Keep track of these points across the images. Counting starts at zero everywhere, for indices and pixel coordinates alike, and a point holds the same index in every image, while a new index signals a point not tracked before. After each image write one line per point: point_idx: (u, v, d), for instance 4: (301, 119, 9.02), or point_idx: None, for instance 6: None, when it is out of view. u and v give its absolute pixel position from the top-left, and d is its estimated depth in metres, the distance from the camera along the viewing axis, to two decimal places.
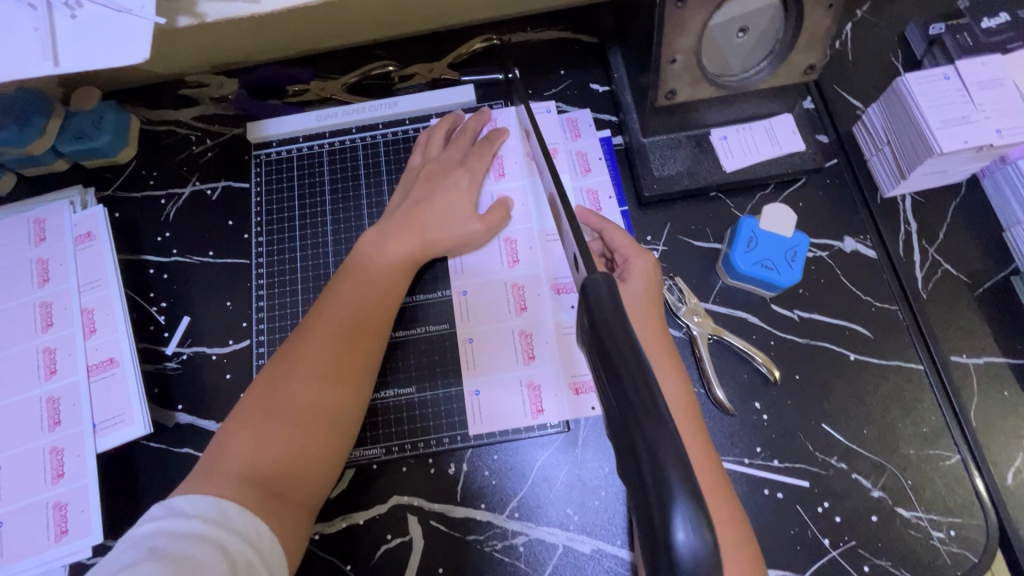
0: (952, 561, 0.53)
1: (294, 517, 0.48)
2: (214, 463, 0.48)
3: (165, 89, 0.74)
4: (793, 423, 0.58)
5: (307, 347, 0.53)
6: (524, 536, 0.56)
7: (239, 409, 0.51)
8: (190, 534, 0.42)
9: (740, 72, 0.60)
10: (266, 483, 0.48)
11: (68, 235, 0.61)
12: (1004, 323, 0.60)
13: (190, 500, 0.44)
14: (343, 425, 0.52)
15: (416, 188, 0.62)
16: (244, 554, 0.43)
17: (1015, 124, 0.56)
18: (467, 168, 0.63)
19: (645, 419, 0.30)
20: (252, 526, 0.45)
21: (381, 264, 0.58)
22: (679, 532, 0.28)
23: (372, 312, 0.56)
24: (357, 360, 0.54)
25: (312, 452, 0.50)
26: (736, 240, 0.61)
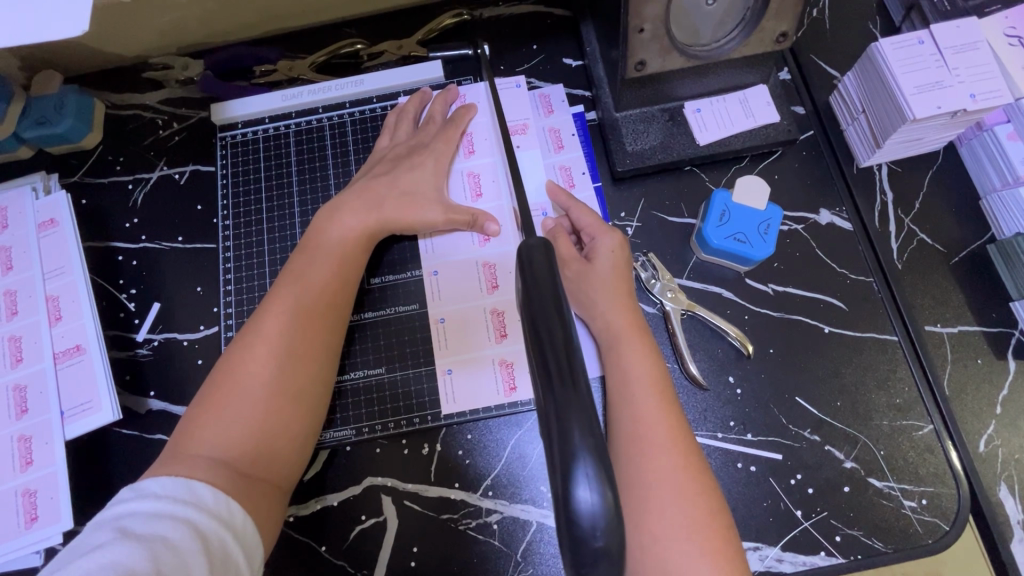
0: (923, 530, 0.53)
1: (267, 498, 0.49)
2: (180, 447, 0.48)
3: (129, 72, 0.72)
4: (767, 396, 0.58)
5: (271, 329, 0.52)
6: (498, 514, 0.56)
7: (199, 395, 0.51)
8: (163, 514, 0.41)
9: (711, 41, 0.58)
10: (236, 465, 0.48)
11: (31, 221, 0.60)
12: (980, 292, 0.59)
13: (159, 481, 0.43)
14: (309, 406, 0.52)
15: (381, 168, 0.61)
16: (216, 533, 0.42)
17: (990, 88, 0.55)
18: (433, 150, 0.62)
19: (556, 374, 0.27)
20: (224, 506, 0.44)
21: (347, 245, 0.57)
22: (581, 489, 0.25)
23: (337, 294, 0.56)
24: (322, 341, 0.54)
25: (277, 431, 0.50)
26: (709, 214, 0.60)
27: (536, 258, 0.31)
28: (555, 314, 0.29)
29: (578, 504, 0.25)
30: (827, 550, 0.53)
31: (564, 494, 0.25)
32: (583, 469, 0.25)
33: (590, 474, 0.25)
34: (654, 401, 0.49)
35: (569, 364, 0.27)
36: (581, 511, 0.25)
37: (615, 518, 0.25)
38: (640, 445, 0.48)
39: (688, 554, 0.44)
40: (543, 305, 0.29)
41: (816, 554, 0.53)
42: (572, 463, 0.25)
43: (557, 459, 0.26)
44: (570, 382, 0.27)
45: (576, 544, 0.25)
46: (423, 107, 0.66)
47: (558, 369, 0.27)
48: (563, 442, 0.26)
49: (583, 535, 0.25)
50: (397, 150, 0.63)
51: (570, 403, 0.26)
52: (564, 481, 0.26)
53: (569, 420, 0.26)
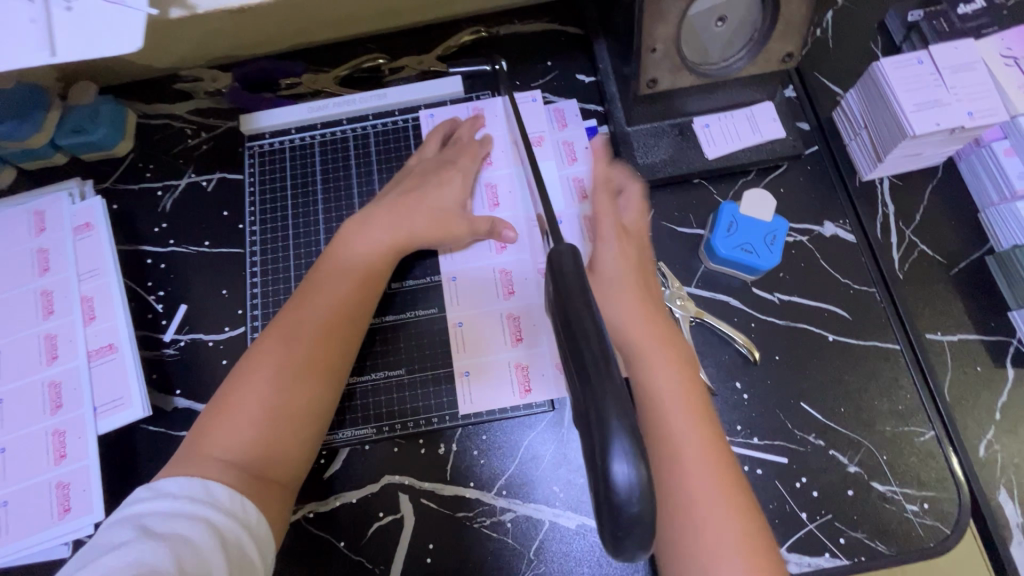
0: (925, 533, 0.55)
1: (277, 500, 0.50)
2: (197, 446, 0.49)
3: (161, 83, 0.76)
4: (773, 401, 0.59)
5: (290, 338, 0.55)
6: (512, 513, 0.58)
7: (216, 398, 0.53)
8: (181, 514, 0.44)
9: (720, 60, 0.61)
10: (249, 467, 0.49)
11: (67, 225, 0.63)
12: (979, 302, 0.61)
13: (178, 482, 0.46)
14: (322, 412, 0.54)
15: (405, 185, 0.64)
16: (233, 531, 0.45)
17: (987, 105, 0.57)
18: (460, 167, 0.65)
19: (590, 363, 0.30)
20: (238, 505, 0.47)
21: (367, 258, 0.60)
22: (618, 466, 0.28)
23: (355, 305, 0.58)
24: (338, 350, 0.56)
25: (288, 436, 0.52)
26: (716, 225, 0.62)
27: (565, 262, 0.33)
28: (587, 314, 0.31)
29: (616, 479, 0.28)
30: (832, 551, 0.55)
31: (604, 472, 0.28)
32: (619, 449, 0.28)
33: (623, 453, 0.28)
34: (684, 413, 0.50)
35: (603, 357, 0.30)
36: (618, 486, 0.28)
37: (647, 493, 0.28)
38: (671, 451, 0.48)
39: (728, 548, 0.45)
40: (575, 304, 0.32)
41: (821, 555, 0.55)
42: (609, 440, 0.28)
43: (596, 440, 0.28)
44: (604, 372, 0.29)
45: (612, 516, 0.28)
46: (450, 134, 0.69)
47: (594, 365, 0.30)
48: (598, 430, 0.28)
49: (620, 506, 0.28)
50: (425, 166, 0.65)
51: (607, 390, 0.29)
52: (601, 461, 0.28)
53: (606, 405, 0.28)
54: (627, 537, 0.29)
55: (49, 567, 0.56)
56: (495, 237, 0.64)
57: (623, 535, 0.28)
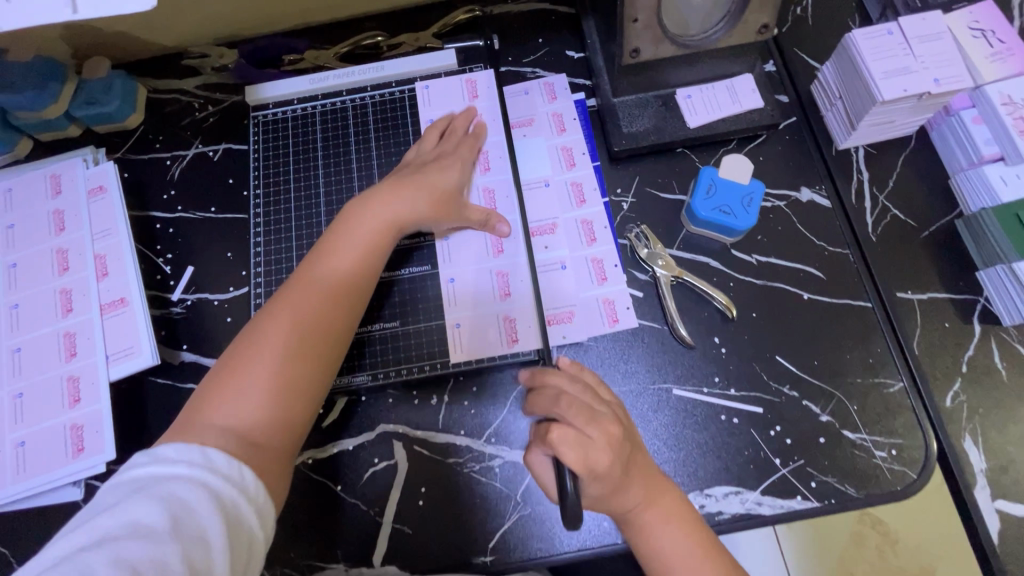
0: (892, 477, 0.58)
1: (277, 471, 0.49)
2: (195, 419, 0.49)
3: (170, 60, 0.79)
4: (749, 354, 0.62)
5: (292, 311, 0.54)
6: (500, 459, 0.61)
7: (214, 371, 0.52)
8: (181, 477, 0.43)
9: (700, 32, 0.64)
10: (249, 437, 0.49)
11: (81, 188, 0.67)
12: (948, 262, 0.64)
13: (175, 447, 0.44)
14: (320, 382, 0.54)
15: (409, 171, 0.63)
16: (231, 498, 0.44)
17: (953, 72, 0.60)
18: (458, 157, 0.65)
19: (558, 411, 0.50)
20: (238, 473, 0.45)
21: (371, 234, 0.59)
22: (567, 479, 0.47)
23: (356, 277, 0.57)
24: (337, 322, 0.55)
25: (289, 408, 0.51)
26: (696, 188, 0.65)
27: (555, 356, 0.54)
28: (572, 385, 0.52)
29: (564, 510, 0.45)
30: (803, 494, 0.58)
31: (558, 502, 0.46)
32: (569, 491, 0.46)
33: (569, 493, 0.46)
34: (662, 509, 0.52)
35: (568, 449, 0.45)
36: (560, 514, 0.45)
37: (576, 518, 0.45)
38: (654, 544, 0.52)
39: None
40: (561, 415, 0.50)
41: (793, 498, 0.58)
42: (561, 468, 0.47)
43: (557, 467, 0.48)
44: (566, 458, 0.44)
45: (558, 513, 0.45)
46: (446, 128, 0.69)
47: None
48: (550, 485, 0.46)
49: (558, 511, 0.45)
50: (425, 159, 0.65)
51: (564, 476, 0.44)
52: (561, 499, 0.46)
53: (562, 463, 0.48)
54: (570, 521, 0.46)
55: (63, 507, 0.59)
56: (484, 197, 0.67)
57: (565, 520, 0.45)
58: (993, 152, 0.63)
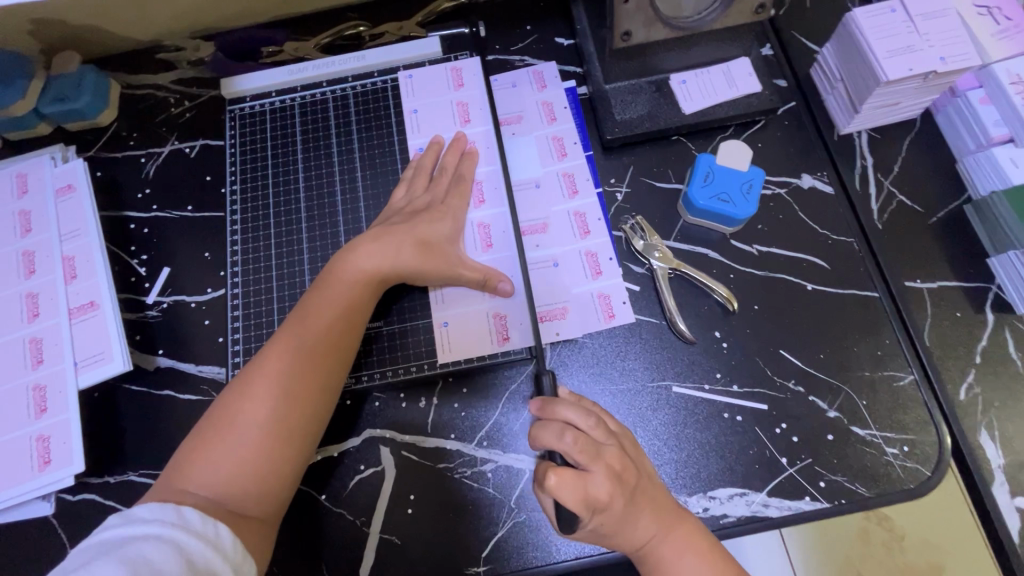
0: (905, 475, 0.55)
1: (256, 538, 0.49)
2: (174, 481, 0.48)
3: (144, 55, 0.77)
4: (751, 349, 0.60)
5: (275, 368, 0.53)
6: (492, 463, 0.58)
7: (200, 425, 0.52)
8: (149, 536, 0.42)
9: (694, 13, 0.61)
10: (226, 503, 0.48)
11: (49, 187, 0.64)
12: (958, 249, 0.62)
13: (147, 506, 0.43)
14: (303, 444, 0.53)
15: (398, 219, 0.61)
16: (204, 555, 0.43)
17: (959, 51, 0.58)
18: (449, 204, 0.62)
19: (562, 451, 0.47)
20: (212, 529, 0.44)
21: (354, 287, 0.57)
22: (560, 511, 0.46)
23: (339, 339, 0.56)
24: (320, 385, 0.54)
25: (270, 468, 0.51)
26: (693, 176, 0.63)
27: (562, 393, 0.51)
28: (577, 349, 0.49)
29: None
30: (812, 495, 0.55)
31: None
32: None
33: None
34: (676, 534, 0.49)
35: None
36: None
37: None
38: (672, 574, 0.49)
39: None
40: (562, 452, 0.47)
41: (801, 499, 0.55)
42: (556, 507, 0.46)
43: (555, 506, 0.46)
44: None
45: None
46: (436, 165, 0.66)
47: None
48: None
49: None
50: (414, 206, 0.62)
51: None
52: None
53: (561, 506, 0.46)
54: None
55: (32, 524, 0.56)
56: (471, 191, 0.64)
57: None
58: (1002, 133, 0.60)
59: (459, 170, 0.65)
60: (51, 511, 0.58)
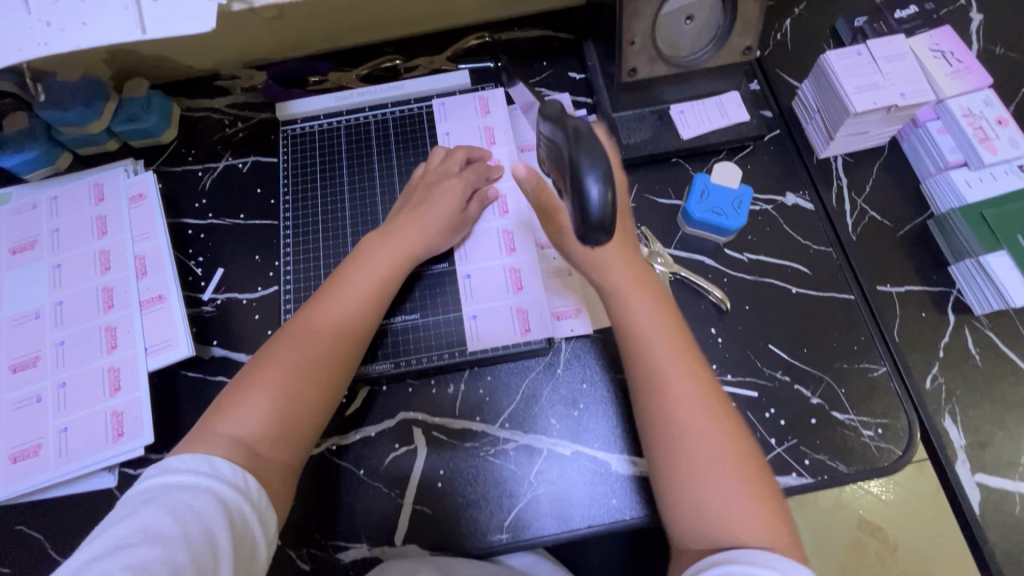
0: (880, 454, 0.62)
1: (279, 481, 0.54)
2: (213, 423, 0.53)
3: (202, 82, 0.86)
4: (743, 344, 0.67)
5: (315, 327, 0.60)
6: (514, 442, 0.65)
7: (241, 374, 0.57)
8: (191, 486, 0.48)
9: (690, 53, 0.71)
10: (256, 448, 0.53)
11: (123, 195, 0.72)
12: (923, 258, 0.70)
13: (181, 457, 0.49)
14: (328, 401, 0.59)
15: (414, 196, 0.70)
16: (237, 503, 0.49)
17: (917, 88, 0.67)
18: (460, 178, 0.70)
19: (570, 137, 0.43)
20: (242, 479, 0.50)
21: (385, 264, 0.65)
22: (590, 190, 0.41)
23: (369, 310, 0.63)
24: (351, 350, 0.61)
25: (299, 420, 0.56)
26: (690, 193, 0.72)
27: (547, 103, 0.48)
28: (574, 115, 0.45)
29: (587, 193, 0.41)
30: (798, 471, 0.62)
31: (583, 195, 0.41)
32: (593, 178, 0.41)
33: (594, 177, 0.40)
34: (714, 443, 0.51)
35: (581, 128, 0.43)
36: (589, 197, 0.41)
37: (610, 209, 0.41)
38: (686, 489, 0.50)
39: (723, 491, 0.49)
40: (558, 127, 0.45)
41: (789, 475, 0.62)
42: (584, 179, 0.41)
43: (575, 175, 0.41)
44: (584, 137, 0.42)
45: (585, 222, 0.41)
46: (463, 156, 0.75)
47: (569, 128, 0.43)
48: (575, 164, 0.41)
49: (593, 218, 0.41)
50: (428, 179, 0.71)
51: (581, 144, 0.42)
52: (580, 187, 0.42)
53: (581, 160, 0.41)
54: (597, 235, 0.42)
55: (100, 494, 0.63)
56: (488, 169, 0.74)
57: (592, 232, 0.42)
58: (957, 158, 0.70)
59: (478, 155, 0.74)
60: (114, 484, 0.64)
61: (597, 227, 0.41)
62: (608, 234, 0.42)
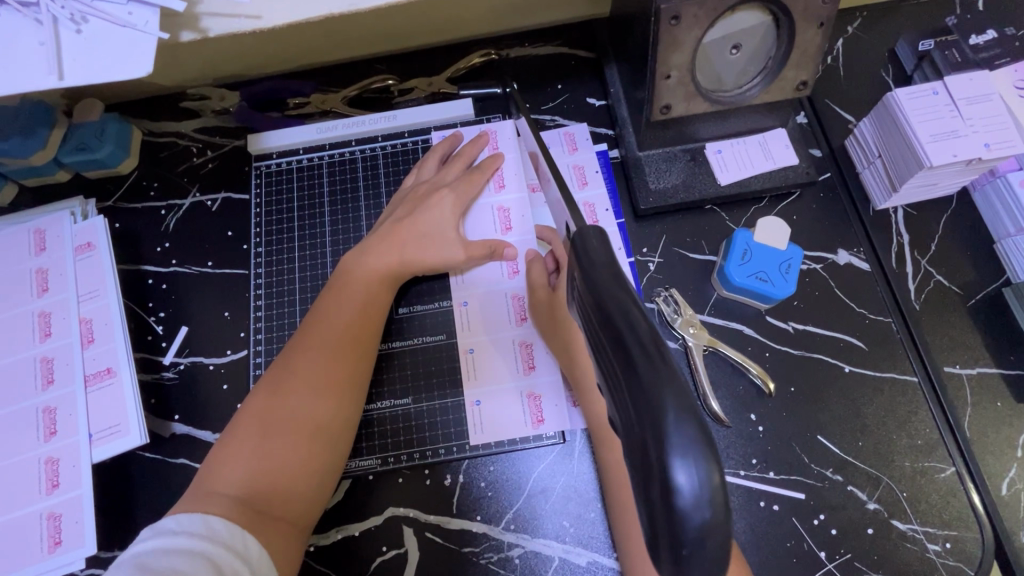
0: (948, 574, 0.53)
1: (284, 537, 0.49)
2: (205, 484, 0.49)
3: (167, 101, 0.74)
4: (788, 434, 0.58)
5: (300, 363, 0.55)
6: (520, 549, 0.56)
7: (233, 426, 0.53)
8: (181, 549, 0.43)
9: (734, 87, 0.60)
10: (254, 503, 0.49)
11: (68, 244, 0.62)
12: (997, 334, 0.60)
13: (174, 518, 0.45)
14: (329, 443, 0.53)
15: (401, 209, 0.64)
16: (232, 566, 0.44)
17: (1004, 137, 0.57)
18: (453, 189, 0.64)
19: (640, 355, 0.27)
20: (239, 538, 0.45)
21: (372, 285, 0.60)
22: (681, 476, 0.25)
23: (358, 335, 0.57)
24: (345, 380, 0.55)
25: (296, 467, 0.51)
26: (730, 253, 0.61)
27: (591, 243, 0.32)
28: (639, 317, 0.28)
29: (677, 491, 0.25)
30: None
31: (673, 499, 0.25)
32: (689, 470, 0.24)
33: (689, 462, 0.24)
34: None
35: (657, 348, 0.27)
36: (681, 497, 0.25)
37: (723, 529, 0.25)
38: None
39: None
40: (618, 304, 0.29)
41: None
42: (670, 457, 0.25)
43: (652, 446, 0.25)
44: (665, 372, 0.26)
45: (675, 543, 0.25)
46: (453, 151, 0.68)
47: (642, 350, 0.27)
48: (658, 435, 0.25)
49: (690, 542, 0.25)
50: (418, 189, 0.65)
51: (662, 385, 0.26)
52: (662, 467, 0.25)
53: (663, 405, 0.25)
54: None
55: None
56: (492, 174, 0.66)
57: (683, 553, 0.25)
58: None
59: (480, 161, 0.67)
60: None
61: (700, 560, 0.25)
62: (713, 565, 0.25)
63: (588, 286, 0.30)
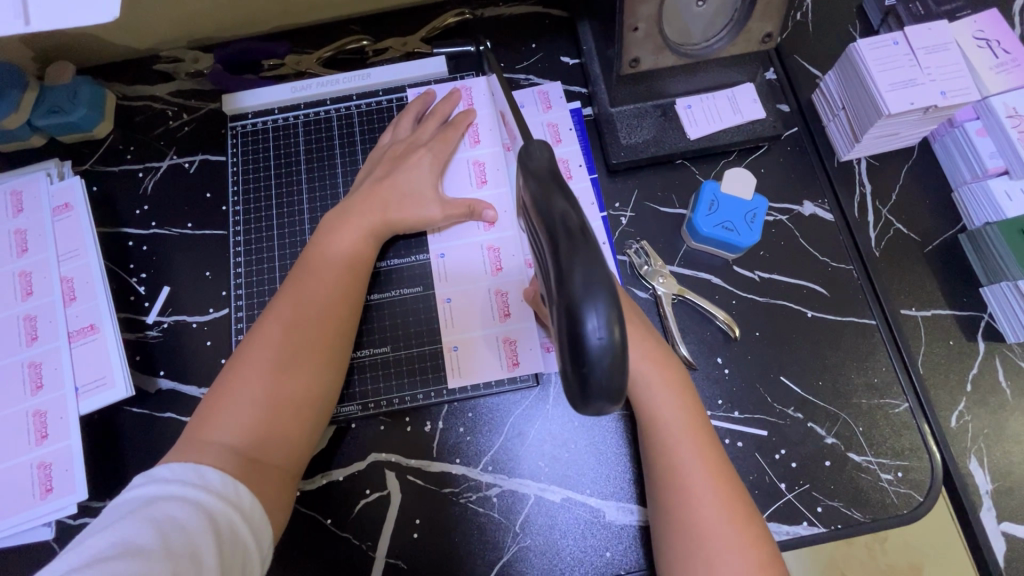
0: (899, 501, 0.57)
1: (275, 481, 0.51)
2: (195, 434, 0.50)
3: (140, 65, 0.74)
4: (753, 376, 0.61)
5: (286, 319, 0.56)
6: (498, 488, 0.58)
7: (220, 380, 0.54)
8: (173, 496, 0.44)
9: (701, 41, 0.61)
10: (248, 451, 0.50)
11: (45, 205, 0.63)
12: (952, 278, 0.63)
13: (169, 467, 0.46)
14: (318, 395, 0.55)
15: (380, 167, 0.64)
16: (224, 514, 0.45)
17: (960, 85, 0.59)
18: (430, 149, 0.65)
19: (564, 234, 0.31)
20: (232, 489, 0.47)
21: (356, 242, 0.61)
22: (590, 325, 0.30)
23: (342, 292, 0.58)
24: (332, 335, 0.57)
25: (286, 417, 0.53)
26: (698, 204, 0.63)
27: (534, 151, 0.36)
28: (568, 206, 0.32)
29: (585, 333, 0.30)
30: (809, 520, 0.56)
31: (578, 332, 0.30)
32: (594, 309, 0.30)
33: (596, 313, 0.30)
34: (691, 448, 0.50)
35: (579, 227, 0.31)
36: (588, 339, 0.30)
37: (620, 354, 0.30)
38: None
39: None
40: (549, 195, 0.33)
41: (799, 524, 0.56)
42: (580, 308, 0.30)
43: (564, 300, 0.30)
44: (580, 239, 0.31)
45: (582, 374, 0.31)
46: (428, 110, 0.69)
47: (567, 230, 0.31)
48: (568, 292, 0.30)
49: (592, 366, 0.30)
50: (397, 148, 0.65)
51: (578, 254, 0.30)
52: (574, 321, 0.30)
53: (576, 269, 0.30)
54: (597, 396, 0.31)
55: (37, 549, 0.56)
56: (466, 130, 0.67)
57: (588, 386, 0.31)
58: (997, 165, 0.62)
59: (454, 118, 0.67)
60: (53, 536, 0.57)
61: (599, 385, 0.30)
62: (610, 394, 0.31)
63: (527, 182, 0.35)
